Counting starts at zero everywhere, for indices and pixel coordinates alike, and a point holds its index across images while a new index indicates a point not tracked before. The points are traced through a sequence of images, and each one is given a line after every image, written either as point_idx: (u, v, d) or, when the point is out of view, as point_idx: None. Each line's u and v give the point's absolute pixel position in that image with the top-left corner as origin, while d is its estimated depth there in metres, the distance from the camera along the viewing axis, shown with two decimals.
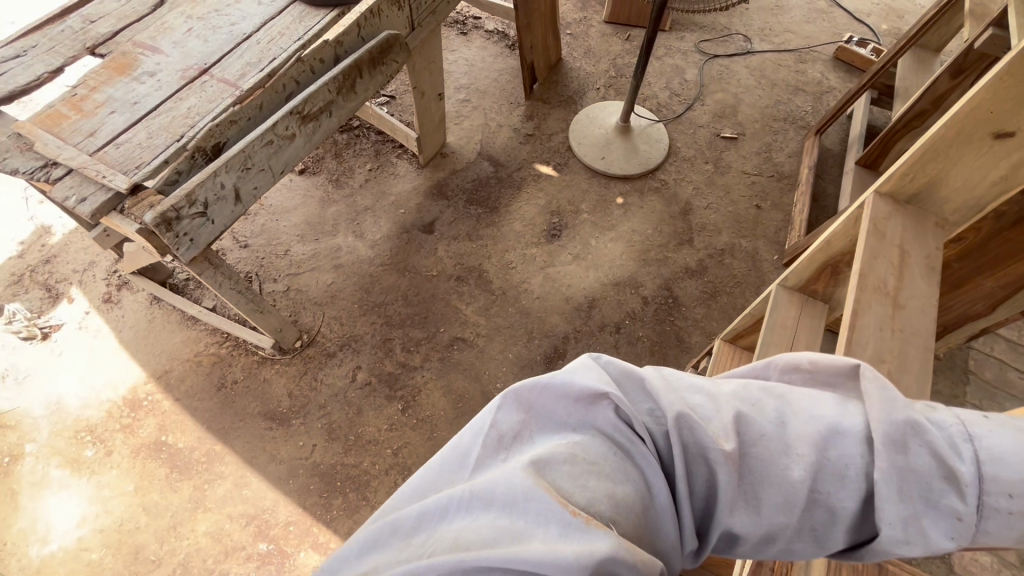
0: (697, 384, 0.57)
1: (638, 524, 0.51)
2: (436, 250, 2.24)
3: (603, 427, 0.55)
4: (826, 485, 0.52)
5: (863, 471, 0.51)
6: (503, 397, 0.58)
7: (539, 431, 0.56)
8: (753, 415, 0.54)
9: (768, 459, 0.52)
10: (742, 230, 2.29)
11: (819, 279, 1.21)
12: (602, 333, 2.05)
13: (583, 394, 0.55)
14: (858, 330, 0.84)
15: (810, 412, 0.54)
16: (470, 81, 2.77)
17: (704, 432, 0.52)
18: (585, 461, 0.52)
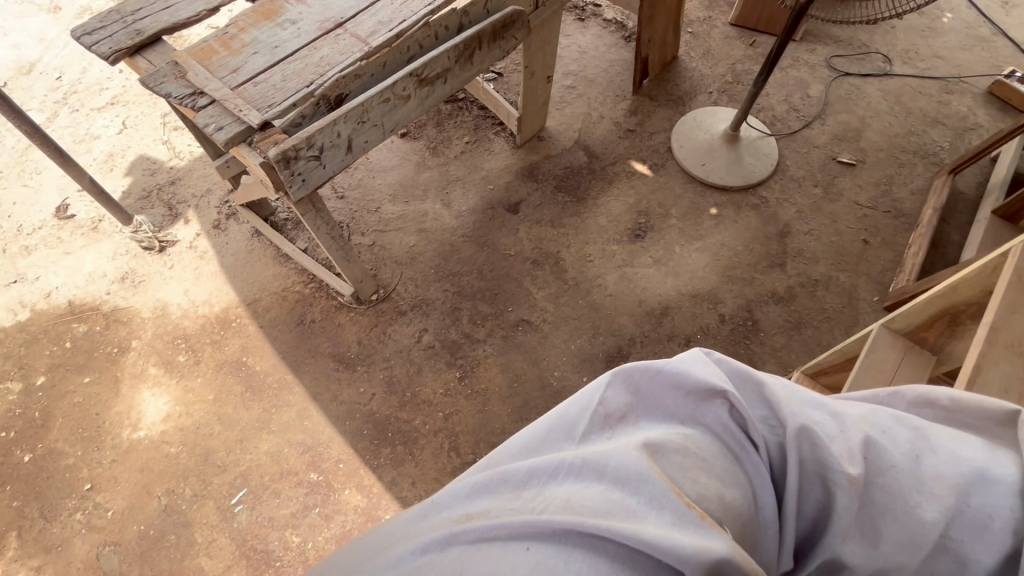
0: (828, 407, 0.64)
1: (747, 525, 0.58)
2: (517, 230, 2.26)
3: (714, 425, 0.64)
4: (960, 531, 0.56)
5: (1010, 526, 0.54)
6: (613, 377, 0.68)
7: (644, 415, 0.66)
8: (886, 445, 0.60)
9: (892, 493, 0.58)
10: (843, 264, 2.13)
11: (933, 327, 1.11)
12: (670, 343, 1.99)
13: (700, 390, 0.65)
14: (977, 387, 0.76)
15: (952, 453, 0.59)
16: (579, 69, 2.74)
17: (830, 453, 0.59)
18: (696, 455, 0.61)
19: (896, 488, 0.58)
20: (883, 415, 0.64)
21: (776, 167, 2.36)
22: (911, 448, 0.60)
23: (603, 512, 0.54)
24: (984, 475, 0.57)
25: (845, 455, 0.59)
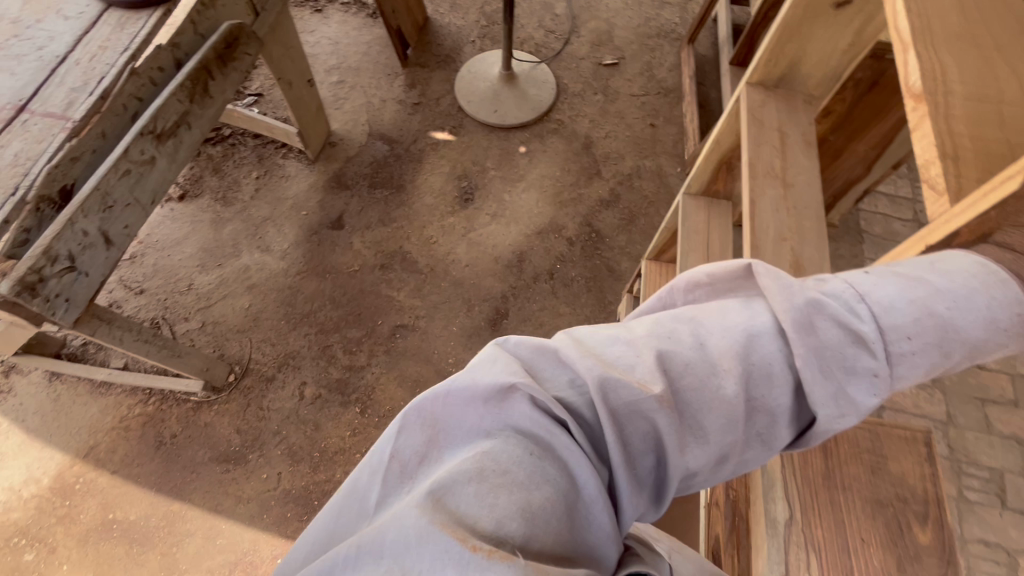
0: (598, 338, 0.43)
1: (562, 533, 0.37)
2: (352, 243, 2.14)
3: (518, 423, 0.39)
4: (759, 388, 0.42)
5: (787, 364, 0.42)
6: (400, 418, 0.41)
7: (446, 451, 0.40)
8: (677, 346, 0.42)
9: (701, 400, 0.41)
10: (644, 151, 2.36)
11: (718, 179, 1.27)
12: (537, 284, 2.07)
13: (492, 391, 0.39)
14: (757, 216, 0.88)
15: (723, 323, 0.43)
16: (340, 61, 2.60)
17: (626, 393, 0.39)
18: (492, 475, 0.37)
19: (697, 395, 0.41)
20: (657, 318, 0.44)
21: (558, 89, 2.50)
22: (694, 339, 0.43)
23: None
24: (754, 332, 0.43)
25: (631, 385, 0.39)
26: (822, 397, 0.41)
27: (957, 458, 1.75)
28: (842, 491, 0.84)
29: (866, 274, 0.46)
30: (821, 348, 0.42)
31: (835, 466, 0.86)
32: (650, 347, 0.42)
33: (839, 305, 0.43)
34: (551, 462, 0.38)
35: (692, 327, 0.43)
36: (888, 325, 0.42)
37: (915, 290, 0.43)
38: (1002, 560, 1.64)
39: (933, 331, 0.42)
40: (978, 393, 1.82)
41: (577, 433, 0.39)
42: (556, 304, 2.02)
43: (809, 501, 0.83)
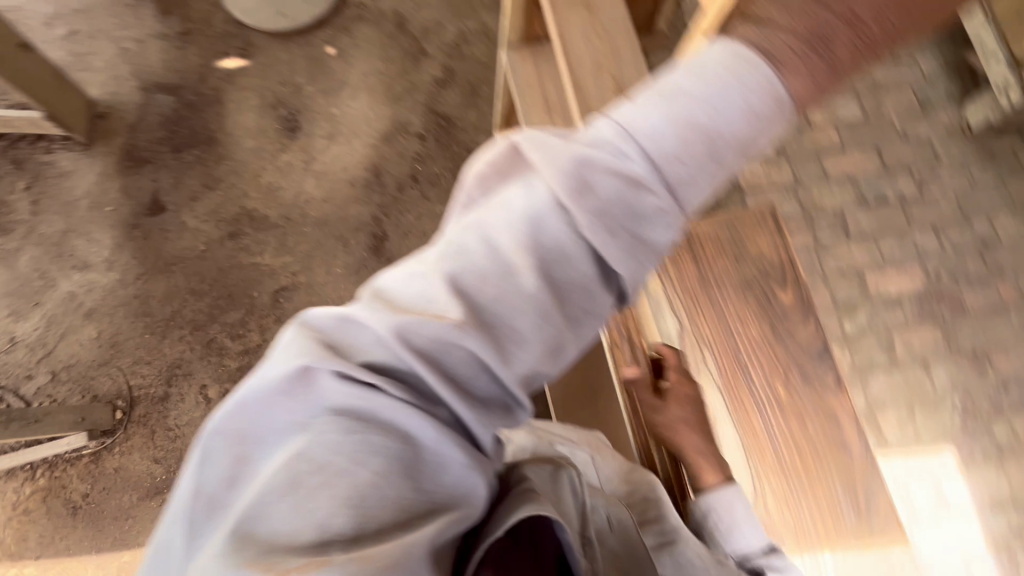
0: (386, 282, 0.37)
1: (415, 501, 0.33)
2: (184, 223, 1.86)
3: (329, 406, 0.33)
4: (563, 265, 0.37)
5: (577, 232, 0.37)
6: (201, 442, 0.34)
7: (262, 464, 0.33)
8: (471, 253, 0.37)
9: (511, 302, 0.36)
10: (461, 11, 2.13)
11: (534, 21, 1.17)
12: (404, 193, 1.94)
13: (290, 379, 0.33)
14: (571, 53, 0.83)
15: (508, 209, 0.38)
16: (57, 5, 2.02)
17: (428, 325, 0.34)
18: (311, 474, 0.32)
19: (500, 300, 0.35)
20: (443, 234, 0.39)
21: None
22: (482, 240, 0.37)
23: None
24: (536, 212, 0.37)
25: (429, 319, 0.34)
26: (629, 259, 0.38)
27: (808, 211, 2.01)
28: (716, 285, 0.93)
29: (632, 104, 0.40)
30: (609, 212, 0.37)
31: (705, 266, 0.94)
32: (439, 268, 0.36)
33: (608, 154, 0.38)
34: (378, 438, 0.33)
35: (476, 228, 0.38)
36: (661, 157, 0.38)
37: (679, 107, 0.38)
38: (855, 279, 1.99)
39: (711, 145, 0.38)
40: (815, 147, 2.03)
41: (392, 392, 0.34)
42: (431, 207, 1.92)
43: (691, 308, 0.91)
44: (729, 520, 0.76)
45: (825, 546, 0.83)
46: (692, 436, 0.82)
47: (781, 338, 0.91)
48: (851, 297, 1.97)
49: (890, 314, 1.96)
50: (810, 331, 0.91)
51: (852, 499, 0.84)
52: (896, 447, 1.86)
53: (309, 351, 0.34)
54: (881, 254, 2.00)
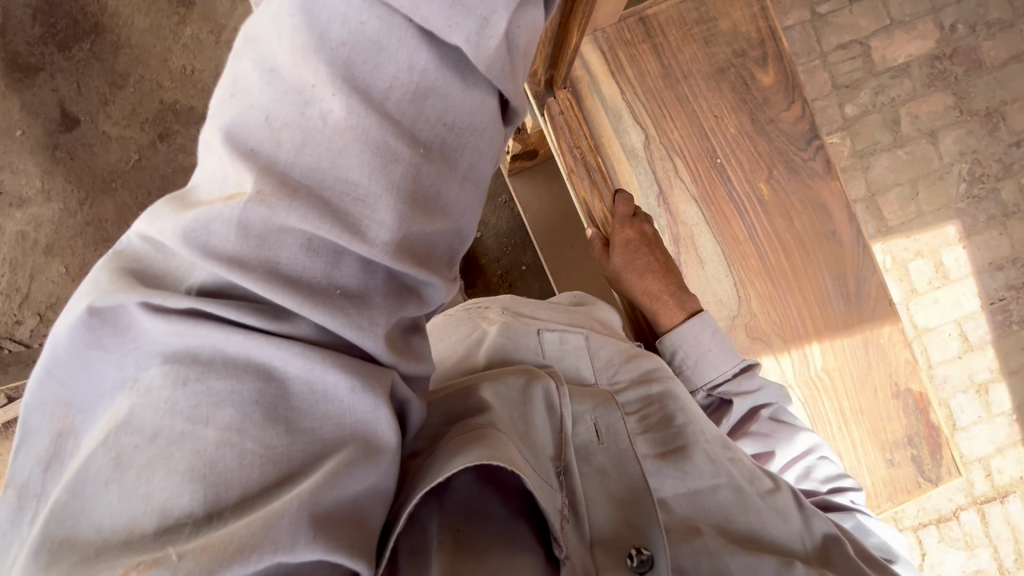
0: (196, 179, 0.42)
1: (276, 432, 0.40)
2: (106, 132, 1.65)
3: (170, 348, 0.39)
4: (372, 73, 0.38)
5: (374, 18, 0.37)
6: (58, 364, 0.40)
7: (119, 390, 0.40)
8: (266, 82, 0.38)
9: (321, 115, 0.38)
10: None
11: None
12: None
13: (76, 330, 0.39)
14: None
15: (274, 24, 0.38)
16: None
17: (208, 211, 0.38)
18: (166, 403, 0.39)
19: (305, 140, 0.38)
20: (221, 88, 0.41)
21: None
22: (260, 80, 0.38)
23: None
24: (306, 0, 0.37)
25: (222, 199, 0.38)
26: (397, 99, 0.39)
27: None
28: (683, 78, 0.79)
29: None
30: (343, 55, 0.37)
31: (665, 57, 0.79)
32: (225, 123, 0.39)
33: None
34: (182, 364, 0.39)
35: (254, 63, 0.39)
36: None
37: None
38: (857, 53, 1.76)
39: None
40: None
41: (231, 319, 0.39)
42: None
43: (656, 110, 0.79)
44: (697, 354, 0.75)
45: (814, 340, 0.80)
46: (644, 280, 0.77)
47: (762, 131, 0.79)
48: (855, 74, 1.77)
49: (897, 86, 1.77)
50: (795, 115, 0.79)
51: (840, 287, 0.80)
52: (899, 231, 1.79)
53: (100, 291, 0.40)
54: (888, 17, 1.75)
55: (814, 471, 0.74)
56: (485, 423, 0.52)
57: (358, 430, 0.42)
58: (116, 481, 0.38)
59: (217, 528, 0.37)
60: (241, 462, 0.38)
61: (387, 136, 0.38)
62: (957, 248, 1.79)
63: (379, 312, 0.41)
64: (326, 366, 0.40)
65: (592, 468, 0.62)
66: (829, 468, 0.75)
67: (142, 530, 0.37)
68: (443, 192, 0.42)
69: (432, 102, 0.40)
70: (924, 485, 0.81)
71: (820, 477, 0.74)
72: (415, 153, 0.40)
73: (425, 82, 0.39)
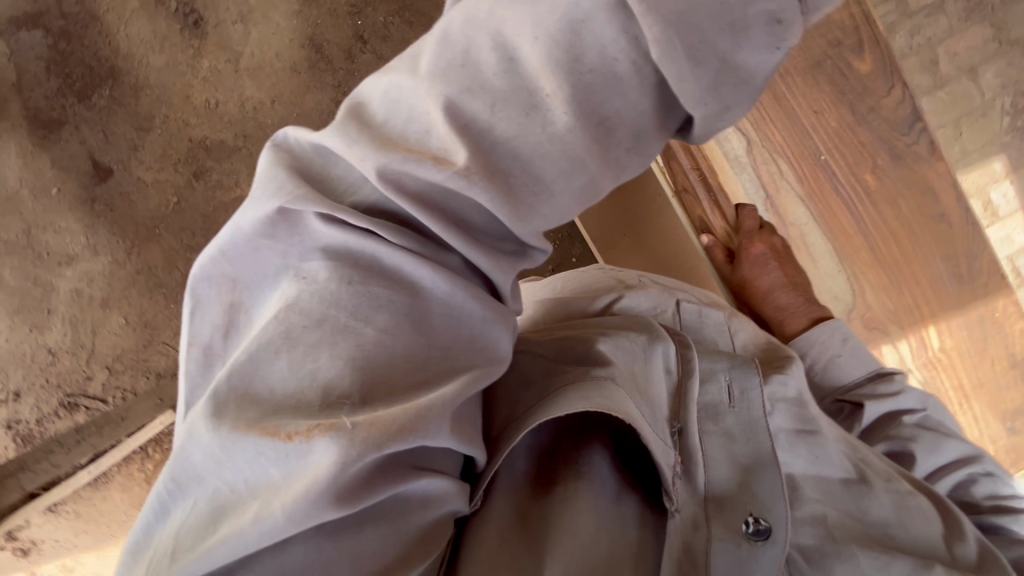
0: (394, 120, 0.46)
1: (415, 330, 0.49)
2: (140, 177, 1.63)
3: (328, 245, 0.48)
4: (596, 96, 0.42)
5: (631, 55, 0.40)
6: (245, 238, 0.50)
7: (289, 271, 0.50)
8: (502, 80, 0.43)
9: (533, 131, 0.43)
10: None
11: None
12: (357, 59, 1.64)
13: (264, 218, 0.49)
14: None
15: (537, 27, 0.41)
16: None
17: (418, 158, 0.44)
18: (328, 286, 0.48)
19: (518, 137, 0.43)
20: (453, 41, 0.44)
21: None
22: (497, 63, 0.43)
23: (230, 475, 0.45)
24: (573, 19, 0.40)
25: (431, 157, 0.44)
26: (587, 102, 0.42)
27: None
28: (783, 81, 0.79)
29: None
30: (585, 77, 0.41)
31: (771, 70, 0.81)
32: (451, 90, 0.43)
33: None
34: (344, 264, 0.48)
35: (500, 52, 0.43)
36: None
37: None
38: None
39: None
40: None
41: (382, 237, 0.48)
42: None
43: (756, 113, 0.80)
44: (827, 357, 0.81)
45: (929, 325, 0.82)
46: (776, 295, 0.86)
47: (863, 122, 0.80)
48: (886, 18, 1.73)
49: (933, 25, 1.72)
50: (894, 101, 0.80)
51: (952, 269, 0.81)
52: None
53: (288, 192, 0.49)
54: None
55: (969, 488, 0.79)
56: (604, 375, 0.57)
57: (474, 344, 0.51)
58: (288, 346, 0.47)
59: (376, 410, 0.46)
60: (388, 351, 0.47)
61: (579, 141, 0.42)
62: (1005, 184, 1.77)
63: (505, 264, 0.49)
64: (460, 292, 0.50)
65: (719, 431, 0.66)
66: (991, 485, 0.79)
67: (311, 388, 0.46)
68: (601, 187, 0.46)
69: (632, 139, 0.44)
70: None
71: (981, 493, 0.79)
72: (596, 144, 0.43)
73: (636, 120, 0.43)
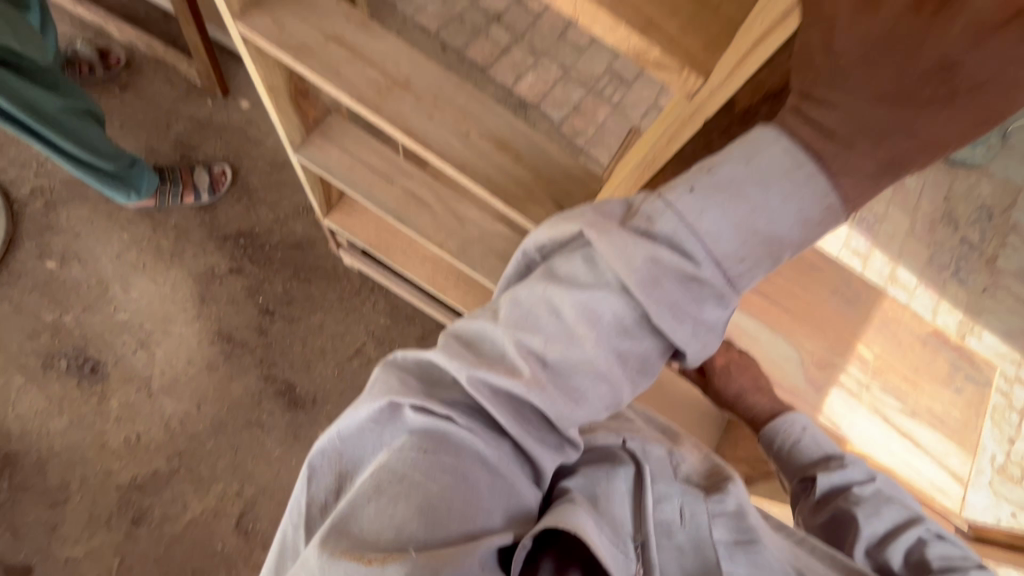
0: (471, 337, 0.47)
1: (488, 498, 0.43)
2: (68, 554, 1.43)
3: (416, 426, 0.43)
4: (618, 337, 0.43)
5: (637, 315, 0.43)
6: (352, 405, 0.46)
7: (380, 444, 0.45)
8: (542, 330, 0.44)
9: (573, 364, 0.43)
10: (160, 126, 1.81)
11: (306, 112, 1.03)
12: (268, 330, 1.69)
13: (373, 388, 0.46)
14: (418, 130, 0.73)
15: (571, 291, 0.43)
16: None
17: (492, 367, 0.44)
18: (413, 456, 0.42)
19: (555, 373, 0.43)
20: (515, 298, 0.46)
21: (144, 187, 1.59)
22: (545, 315, 0.44)
23: None
24: (593, 294, 0.43)
25: (506, 370, 0.43)
26: (618, 340, 0.43)
27: None
28: None
29: (692, 187, 0.42)
30: (608, 324, 0.43)
31: None
32: (519, 332, 0.44)
33: (679, 238, 0.42)
34: (428, 436, 0.43)
35: (544, 305, 0.44)
36: (723, 257, 0.42)
37: (744, 210, 0.41)
38: None
39: (714, 242, 0.41)
40: (555, 27, 1.95)
41: (460, 420, 0.43)
42: (308, 323, 1.71)
43: None
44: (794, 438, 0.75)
45: (859, 344, 1.02)
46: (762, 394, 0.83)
47: None
48: None
49: None
50: None
51: (843, 298, 1.03)
52: None
53: (394, 378, 0.45)
54: None
55: (924, 552, 0.60)
56: (564, 499, 0.51)
57: (525, 506, 0.46)
58: (376, 499, 0.41)
59: (436, 545, 0.40)
60: (464, 510, 0.41)
61: (606, 369, 0.44)
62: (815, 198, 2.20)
63: (548, 458, 0.45)
64: (519, 470, 0.46)
65: (671, 546, 0.57)
66: None
67: (392, 540, 0.39)
68: (621, 401, 0.46)
69: (634, 373, 0.45)
70: (984, 389, 1.05)
71: None
72: (617, 369, 0.44)
73: (639, 356, 0.45)
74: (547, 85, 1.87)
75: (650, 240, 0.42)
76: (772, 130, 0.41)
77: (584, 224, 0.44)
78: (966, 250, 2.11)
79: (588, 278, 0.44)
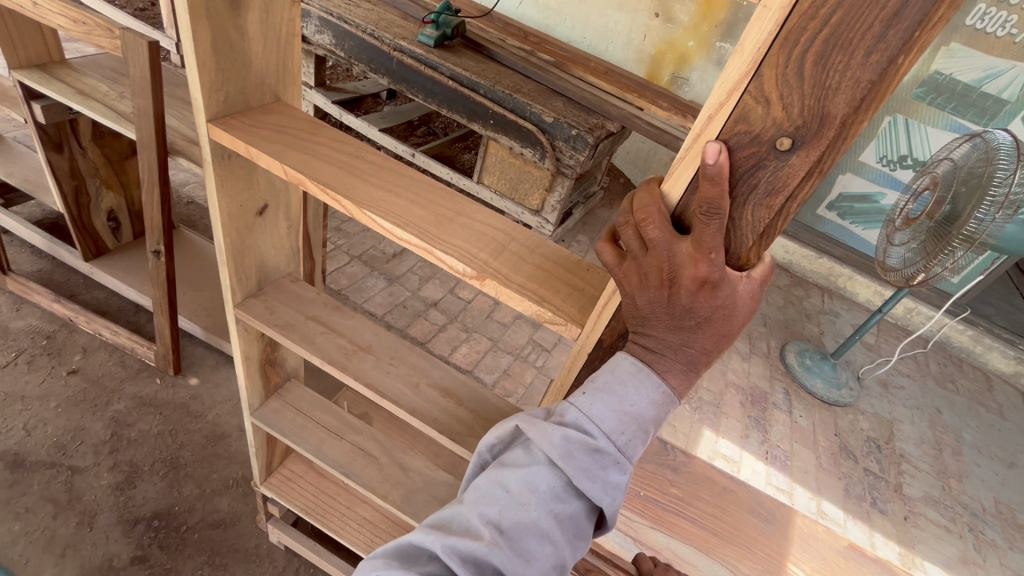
0: (443, 519, 0.54)
1: None
2: None
3: None
4: (555, 502, 0.51)
5: (562, 484, 0.51)
6: None
7: None
8: (495, 503, 0.51)
9: (521, 529, 0.50)
10: (98, 404, 1.83)
11: (269, 377, 1.17)
12: None
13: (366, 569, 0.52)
14: (376, 382, 0.89)
15: (513, 472, 0.52)
16: None
17: (459, 536, 0.51)
18: None
19: (506, 539, 0.50)
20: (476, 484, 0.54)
21: None
22: (496, 493, 0.52)
23: None
24: (529, 470, 0.51)
25: (469, 535, 0.51)
26: (554, 505, 0.51)
27: None
28: None
29: (584, 389, 0.53)
30: (544, 493, 0.51)
31: None
32: (478, 508, 0.52)
33: (579, 422, 0.51)
34: None
35: (495, 485, 0.52)
36: (612, 432, 0.51)
37: (618, 397, 0.51)
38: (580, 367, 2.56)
39: (603, 422, 0.51)
40: (483, 309, 2.38)
41: None
42: None
43: None
44: None
45: (786, 562, 1.03)
46: None
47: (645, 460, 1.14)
48: None
49: None
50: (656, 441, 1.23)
51: (760, 516, 1.10)
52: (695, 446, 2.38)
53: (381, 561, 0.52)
54: None
55: None
56: None
57: None
58: None
59: None
60: None
61: (549, 531, 0.51)
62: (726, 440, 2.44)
63: None
64: None
65: None
66: None
67: None
68: (565, 561, 0.52)
69: (567, 535, 0.52)
70: None
71: None
72: (557, 531, 0.51)
73: (570, 518, 0.52)
74: (480, 353, 2.18)
75: (561, 424, 0.52)
76: (628, 361, 0.51)
77: (520, 418, 0.54)
78: (874, 481, 2.29)
79: (525, 459, 0.53)
